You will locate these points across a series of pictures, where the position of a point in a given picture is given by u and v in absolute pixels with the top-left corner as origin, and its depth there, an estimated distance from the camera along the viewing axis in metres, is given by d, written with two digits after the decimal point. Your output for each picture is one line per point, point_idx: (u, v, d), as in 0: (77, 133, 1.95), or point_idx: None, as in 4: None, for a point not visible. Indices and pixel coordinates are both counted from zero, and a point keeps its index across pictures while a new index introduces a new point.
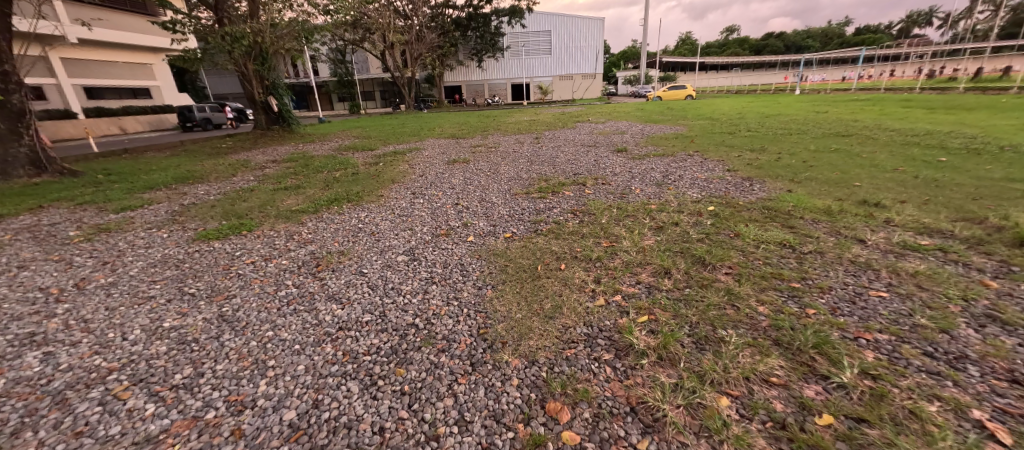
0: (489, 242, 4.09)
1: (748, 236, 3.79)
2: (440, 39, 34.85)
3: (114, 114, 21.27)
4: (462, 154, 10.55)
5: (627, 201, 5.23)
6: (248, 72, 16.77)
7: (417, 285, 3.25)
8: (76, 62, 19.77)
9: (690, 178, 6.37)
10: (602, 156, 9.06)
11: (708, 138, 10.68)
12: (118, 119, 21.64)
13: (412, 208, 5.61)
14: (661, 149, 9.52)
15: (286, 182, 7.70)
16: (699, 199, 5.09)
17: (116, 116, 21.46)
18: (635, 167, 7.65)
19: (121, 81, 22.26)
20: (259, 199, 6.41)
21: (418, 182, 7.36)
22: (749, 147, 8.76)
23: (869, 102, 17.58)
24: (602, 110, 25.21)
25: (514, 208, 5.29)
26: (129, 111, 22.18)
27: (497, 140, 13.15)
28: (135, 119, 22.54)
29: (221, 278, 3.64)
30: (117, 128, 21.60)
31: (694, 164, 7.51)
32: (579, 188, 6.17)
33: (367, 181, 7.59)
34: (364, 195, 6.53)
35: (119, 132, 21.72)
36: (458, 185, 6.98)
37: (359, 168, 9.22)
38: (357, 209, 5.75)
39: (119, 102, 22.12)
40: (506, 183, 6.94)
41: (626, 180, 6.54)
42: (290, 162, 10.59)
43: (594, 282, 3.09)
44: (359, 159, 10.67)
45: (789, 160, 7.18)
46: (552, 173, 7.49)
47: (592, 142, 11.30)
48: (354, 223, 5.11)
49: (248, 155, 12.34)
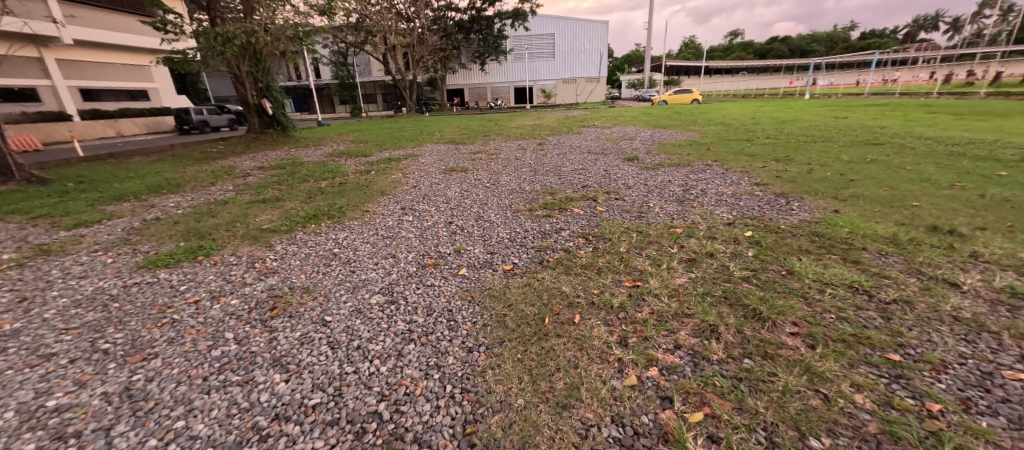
0: (484, 279, 3.36)
1: (805, 275, 3.05)
2: (443, 42, 34.31)
3: (110, 117, 20.57)
4: (461, 161, 9.89)
5: (646, 223, 4.52)
6: (241, 74, 16.05)
7: (390, 345, 2.51)
8: (72, 63, 19.30)
9: (715, 193, 5.64)
10: (612, 165, 8.35)
11: (725, 145, 9.97)
12: (115, 122, 20.93)
13: (399, 228, 4.89)
14: (675, 158, 8.79)
15: (266, 193, 7.01)
16: (732, 222, 4.35)
17: (113, 119, 20.70)
18: (649, 178, 6.93)
19: (122, 85, 21.80)
20: (230, 215, 5.72)
21: (409, 195, 6.66)
22: (772, 156, 8.04)
23: (888, 108, 16.84)
24: (607, 114, 24.55)
25: (515, 229, 4.56)
26: (126, 115, 21.43)
27: (498, 146, 12.46)
28: (132, 122, 21.78)
29: (149, 326, 2.91)
30: (113, 131, 20.83)
31: (716, 176, 6.79)
32: (589, 205, 5.44)
33: (354, 192, 6.90)
34: (349, 210, 5.84)
35: (117, 135, 20.98)
36: (454, 198, 6.28)
37: (349, 176, 8.55)
38: (336, 228, 5.04)
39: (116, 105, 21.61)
40: (507, 196, 6.23)
41: (641, 195, 5.82)
42: (278, 168, 9.93)
43: (619, 345, 2.36)
44: (351, 166, 10.02)
45: (823, 172, 6.45)
46: (558, 185, 6.80)
47: (600, 150, 10.60)
48: (329, 246, 4.40)
49: (236, 161, 11.70)
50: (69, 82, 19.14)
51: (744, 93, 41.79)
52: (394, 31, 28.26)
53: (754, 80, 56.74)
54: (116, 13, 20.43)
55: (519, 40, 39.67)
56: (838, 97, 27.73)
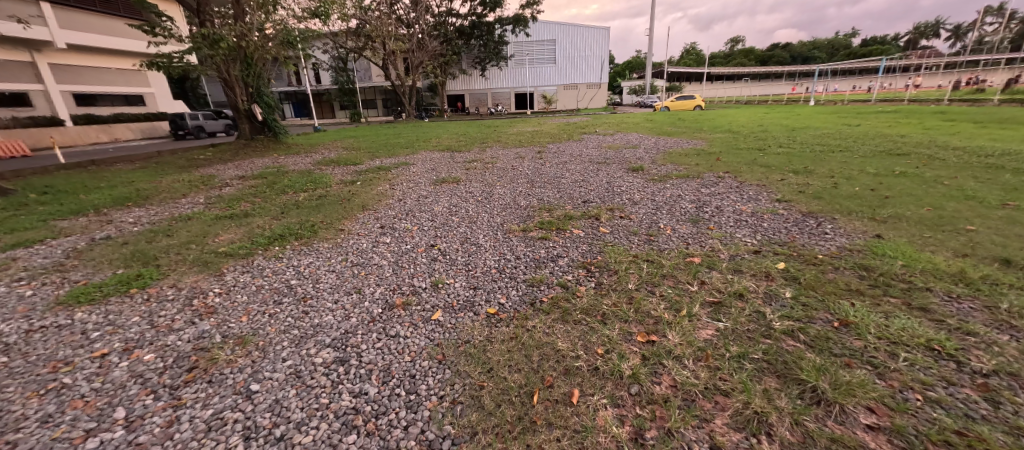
0: (461, 328, 2.72)
1: (866, 329, 2.41)
2: (443, 47, 33.85)
3: (104, 122, 20.02)
4: (454, 171, 9.30)
5: (657, 249, 3.90)
6: (230, 78, 15.52)
7: (324, 436, 1.86)
8: (67, 68, 18.93)
9: (732, 211, 5.02)
10: (615, 177, 7.74)
11: (735, 154, 9.36)
12: (109, 127, 20.37)
13: (373, 252, 4.27)
14: (683, 168, 8.16)
15: (236, 208, 6.40)
16: (758, 250, 3.72)
17: (106, 124, 20.18)
18: (656, 191, 6.32)
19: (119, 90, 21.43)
20: (188, 234, 5.12)
21: (393, 210, 6.06)
22: (789, 167, 7.41)
23: (901, 115, 16.29)
24: (609, 121, 24.04)
25: (505, 257, 3.93)
26: (121, 120, 20.89)
27: (494, 155, 11.87)
28: (126, 127, 21.23)
29: (29, 394, 2.27)
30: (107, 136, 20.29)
31: (731, 190, 6.16)
32: (591, 225, 4.82)
33: (333, 207, 6.31)
34: (323, 228, 5.23)
35: (111, 140, 20.41)
36: (441, 214, 5.69)
37: (333, 187, 7.96)
38: (303, 251, 4.43)
39: (111, 109, 21.19)
40: (500, 212, 5.63)
41: (649, 212, 5.20)
42: (260, 178, 9.34)
43: (636, 446, 1.70)
44: (337, 176, 9.44)
45: (849, 187, 5.83)
46: (556, 199, 6.19)
47: (601, 159, 9.97)
48: (287, 276, 3.76)
49: (219, 169, 11.16)
50: (62, 87, 18.74)
51: (747, 99, 41.31)
52: (393, 37, 27.83)
53: (756, 86, 56.32)
54: (113, 18, 20.02)
55: (519, 46, 39.33)
56: (845, 104, 27.16)
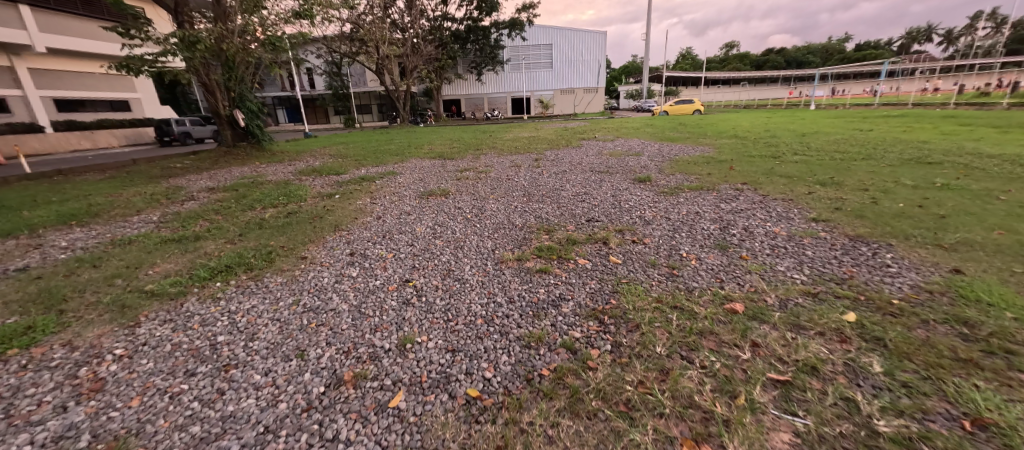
0: (428, 426, 1.92)
1: (1021, 440, 1.63)
2: (438, 52, 32.79)
3: (86, 128, 19.14)
4: (444, 182, 8.54)
5: (685, 289, 3.13)
6: (210, 82, 14.68)
7: None
8: (47, 73, 18.06)
9: (764, 234, 4.27)
10: (620, 188, 7.00)
11: (748, 162, 8.65)
12: (91, 133, 19.48)
13: (334, 291, 3.47)
14: (694, 179, 7.45)
15: (190, 228, 5.59)
16: (813, 292, 2.95)
17: (88, 130, 19.30)
18: (668, 207, 5.59)
19: (104, 95, 20.58)
20: (121, 264, 4.30)
21: (369, 231, 5.27)
22: (814, 178, 6.70)
23: (911, 119, 15.73)
24: (608, 125, 23.42)
25: (495, 300, 3.15)
26: (104, 125, 19.99)
27: (489, 163, 11.12)
28: (110, 133, 20.33)
29: None
30: (89, 143, 19.38)
31: (754, 206, 5.42)
32: (599, 252, 4.04)
33: (303, 226, 5.53)
34: (283, 254, 4.43)
35: (93, 147, 19.54)
36: (423, 236, 4.93)
37: (307, 201, 7.16)
38: (251, 288, 3.64)
39: (95, 115, 20.22)
40: (491, 233, 4.88)
41: (665, 234, 4.44)
42: (231, 190, 8.54)
43: None
44: (316, 187, 8.65)
45: (891, 203, 5.10)
46: (555, 217, 5.42)
47: (604, 168, 9.24)
48: (216, 329, 2.94)
49: (191, 180, 10.35)
50: (41, 92, 17.83)
51: (745, 103, 40.95)
52: (387, 41, 27.13)
53: (754, 90, 56.06)
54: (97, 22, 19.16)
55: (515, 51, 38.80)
56: (848, 107, 26.67)
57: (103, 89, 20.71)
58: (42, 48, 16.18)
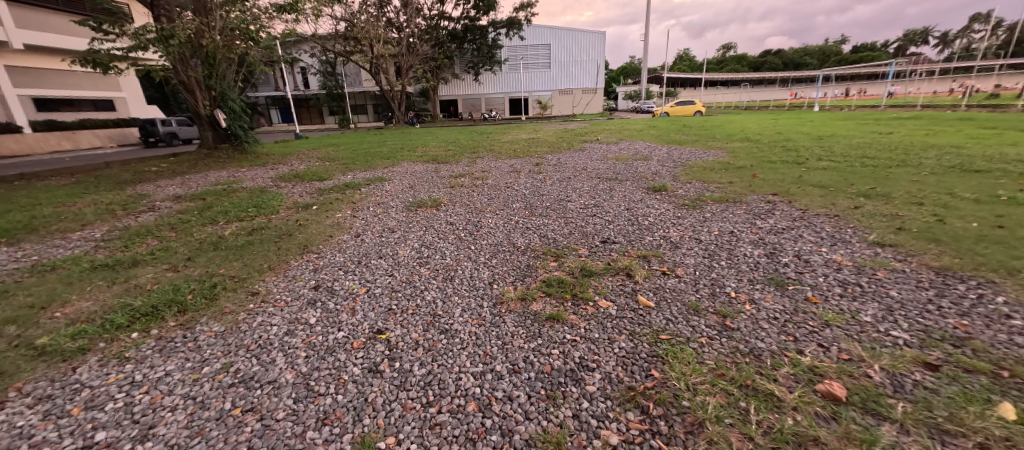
0: None
1: None
2: (434, 51, 31.93)
3: (68, 128, 18.16)
4: (436, 190, 7.73)
5: (751, 354, 2.31)
6: (189, 80, 13.69)
7: None
8: (27, 71, 17.04)
9: (823, 264, 3.47)
10: (634, 200, 6.21)
11: (770, 169, 7.89)
12: (72, 133, 18.49)
13: (280, 350, 2.62)
14: (715, 188, 6.69)
15: (132, 250, 4.71)
16: (931, 363, 2.14)
17: (70, 131, 18.31)
18: (694, 224, 4.80)
19: (89, 94, 19.60)
20: (24, 303, 3.41)
21: (343, 253, 4.44)
22: (852, 189, 5.95)
23: (928, 122, 15.07)
24: (609, 127, 22.64)
25: (493, 370, 2.32)
26: (86, 125, 18.98)
27: (485, 167, 10.33)
28: (93, 134, 19.32)
29: None
30: (69, 144, 18.38)
31: (795, 224, 4.64)
32: (623, 290, 3.22)
33: (267, 247, 4.69)
34: (232, 288, 3.59)
35: (74, 148, 18.56)
36: (406, 262, 4.10)
37: (280, 213, 6.32)
38: (175, 343, 2.78)
39: (75, 115, 19.21)
40: (488, 260, 4.06)
41: (702, 263, 3.63)
42: (199, 198, 7.68)
43: None
44: (295, 196, 7.80)
45: (961, 221, 4.33)
46: (563, 238, 4.60)
47: (611, 174, 8.46)
48: (101, 417, 2.09)
49: (160, 186, 9.47)
50: (20, 91, 16.74)
51: (747, 105, 40.38)
52: (382, 40, 26.29)
53: (754, 91, 55.60)
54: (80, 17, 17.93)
55: (513, 50, 38.05)
56: (853, 109, 26.11)
57: (86, 88, 19.60)
58: (20, 45, 14.87)
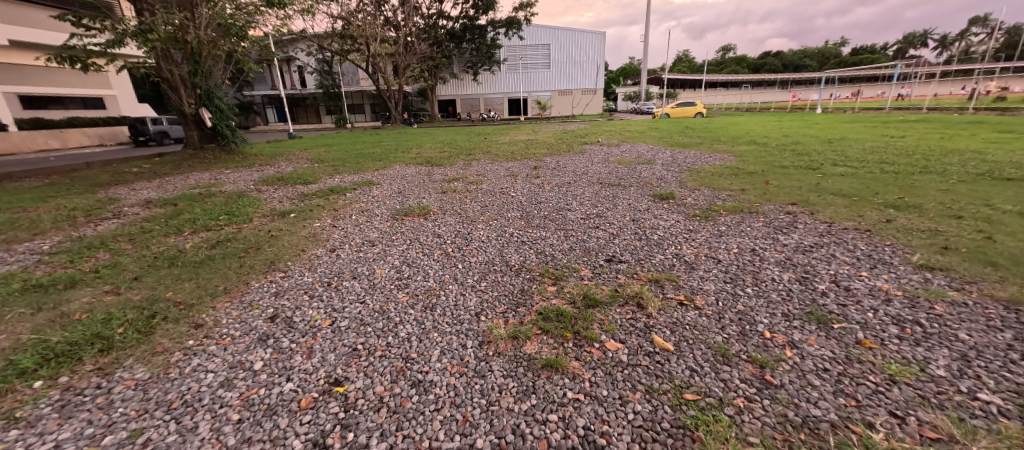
0: None
1: None
2: (431, 50, 31.39)
3: (56, 126, 17.60)
4: (427, 196, 7.22)
5: (807, 429, 1.78)
6: (173, 77, 13.15)
7: None
8: (13, 68, 16.45)
9: (868, 294, 2.95)
10: (639, 209, 5.71)
11: (784, 175, 7.39)
12: (61, 132, 17.92)
13: (206, 412, 2.08)
14: (727, 196, 6.20)
15: (76, 267, 4.17)
16: None
17: (58, 129, 17.76)
18: (709, 238, 4.29)
19: (79, 92, 19.06)
20: None
21: (312, 272, 3.91)
22: (879, 199, 5.46)
23: (940, 125, 14.56)
24: (610, 128, 22.16)
25: (473, 447, 1.79)
26: (75, 124, 18.43)
27: (481, 171, 9.82)
28: (82, 132, 18.76)
29: None
30: (57, 143, 17.81)
31: (822, 240, 4.14)
32: (634, 326, 2.69)
33: (227, 263, 4.16)
34: (174, 318, 3.06)
35: (61, 147, 18.00)
36: (383, 284, 3.57)
37: (253, 221, 5.78)
38: (81, 398, 2.24)
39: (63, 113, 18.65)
40: (476, 283, 3.54)
41: (724, 291, 3.11)
42: (170, 203, 7.14)
43: None
44: (275, 201, 7.28)
45: (1014, 239, 3.82)
46: (562, 255, 4.08)
47: (614, 180, 7.98)
48: None
49: (134, 189, 8.92)
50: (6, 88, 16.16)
51: (748, 106, 39.99)
52: (378, 39, 25.72)
53: (755, 93, 55.21)
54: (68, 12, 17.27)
55: (512, 50, 37.55)
56: (858, 111, 25.67)
57: (77, 86, 19.00)
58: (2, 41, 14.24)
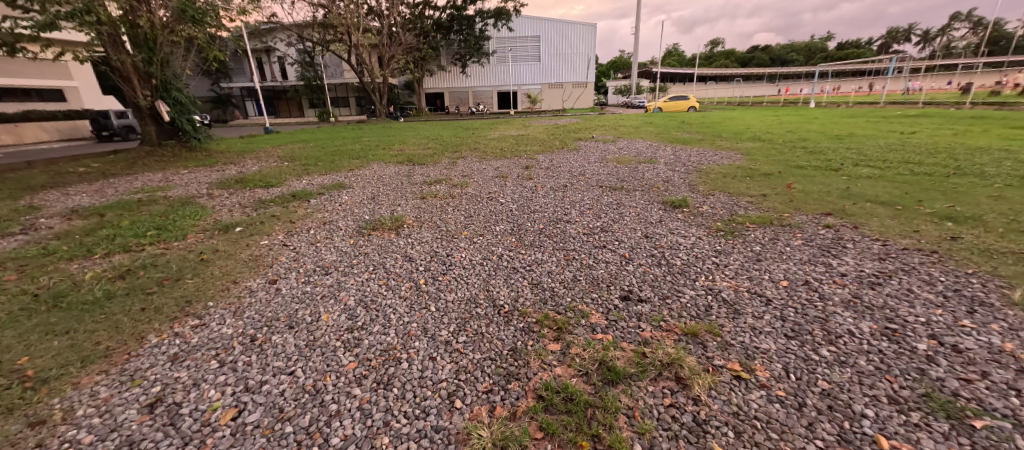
0: None
1: None
2: (418, 41, 30.09)
3: (8, 120, 16.02)
4: (403, 202, 6.28)
5: None
6: (124, 67, 11.79)
7: None
8: None
9: (992, 362, 2.13)
10: (650, 220, 4.87)
11: (805, 177, 6.63)
12: (15, 127, 16.35)
13: None
14: (747, 204, 5.41)
15: None
16: None
17: (11, 123, 16.17)
18: (746, 264, 3.47)
19: (35, 82, 17.37)
20: None
21: (236, 318, 2.96)
22: (926, 208, 4.72)
23: (946, 120, 14.03)
24: (603, 123, 21.37)
25: None
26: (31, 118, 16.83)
27: (467, 171, 8.88)
28: (39, 126, 17.13)
29: None
30: (10, 139, 16.23)
31: (885, 266, 3.34)
32: (680, 424, 1.83)
33: (128, 305, 3.19)
34: (3, 408, 2.07)
35: (16, 143, 16.44)
36: (325, 339, 2.65)
37: (187, 238, 4.78)
38: None
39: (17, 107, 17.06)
40: (452, 337, 2.63)
41: (790, 353, 2.27)
42: (98, 213, 6.05)
43: None
44: (225, 209, 6.26)
45: None
46: (565, 290, 3.21)
47: (615, 182, 7.13)
48: None
49: (67, 194, 7.75)
50: None
51: (740, 100, 39.52)
52: (361, 28, 24.38)
53: (745, 86, 54.93)
54: None
55: (501, 42, 36.43)
56: (852, 105, 25.27)
57: (30, 75, 17.28)
58: None
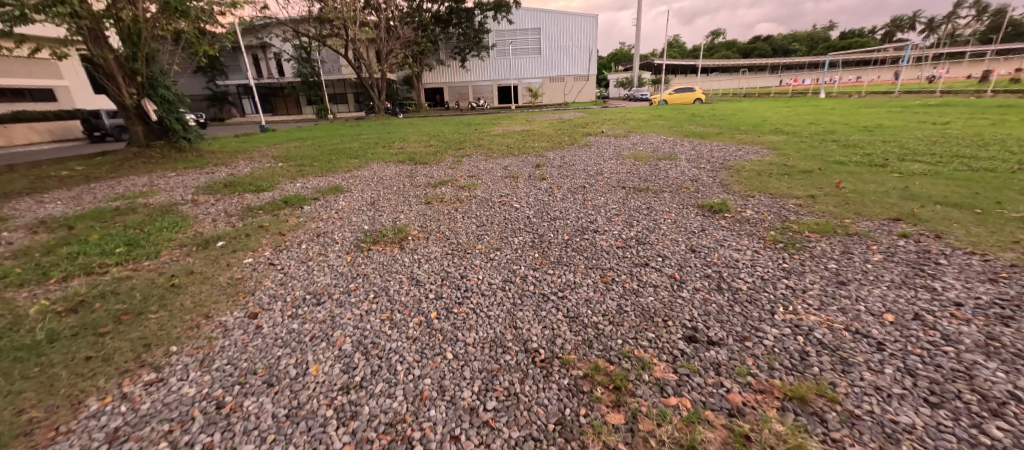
0: None
1: None
2: (416, 34, 29.26)
3: None
4: (406, 209, 5.66)
5: None
6: (107, 63, 11.09)
7: None
8: None
9: None
10: (692, 229, 4.23)
11: (850, 174, 5.98)
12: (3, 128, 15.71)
13: None
14: (796, 208, 4.78)
15: None
16: None
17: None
18: (827, 289, 2.84)
19: (22, 82, 16.50)
20: None
21: (202, 372, 2.35)
22: (1013, 212, 4.08)
23: (975, 109, 13.31)
24: (610, 117, 20.67)
25: None
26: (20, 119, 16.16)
27: (474, 170, 8.25)
28: (28, 127, 16.45)
29: None
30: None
31: (1004, 292, 2.69)
32: None
33: (71, 352, 2.56)
34: None
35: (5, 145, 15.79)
36: (311, 406, 2.03)
37: (161, 257, 4.15)
38: None
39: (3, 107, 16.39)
40: (479, 403, 2.01)
41: (949, 435, 1.64)
42: (67, 225, 5.43)
43: None
44: (209, 217, 5.63)
45: None
46: (612, 327, 2.58)
47: (637, 182, 6.51)
48: None
49: (40, 202, 7.14)
50: None
51: (746, 91, 38.67)
52: (357, 22, 23.57)
53: (750, 77, 53.88)
54: None
55: (501, 35, 35.55)
56: (866, 95, 24.49)
57: (17, 74, 16.46)
58: None
